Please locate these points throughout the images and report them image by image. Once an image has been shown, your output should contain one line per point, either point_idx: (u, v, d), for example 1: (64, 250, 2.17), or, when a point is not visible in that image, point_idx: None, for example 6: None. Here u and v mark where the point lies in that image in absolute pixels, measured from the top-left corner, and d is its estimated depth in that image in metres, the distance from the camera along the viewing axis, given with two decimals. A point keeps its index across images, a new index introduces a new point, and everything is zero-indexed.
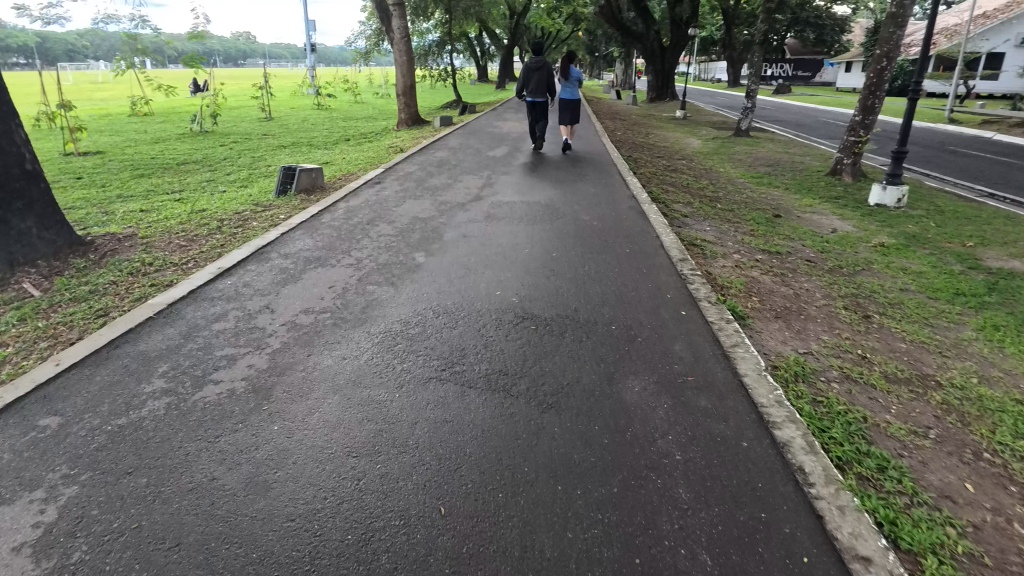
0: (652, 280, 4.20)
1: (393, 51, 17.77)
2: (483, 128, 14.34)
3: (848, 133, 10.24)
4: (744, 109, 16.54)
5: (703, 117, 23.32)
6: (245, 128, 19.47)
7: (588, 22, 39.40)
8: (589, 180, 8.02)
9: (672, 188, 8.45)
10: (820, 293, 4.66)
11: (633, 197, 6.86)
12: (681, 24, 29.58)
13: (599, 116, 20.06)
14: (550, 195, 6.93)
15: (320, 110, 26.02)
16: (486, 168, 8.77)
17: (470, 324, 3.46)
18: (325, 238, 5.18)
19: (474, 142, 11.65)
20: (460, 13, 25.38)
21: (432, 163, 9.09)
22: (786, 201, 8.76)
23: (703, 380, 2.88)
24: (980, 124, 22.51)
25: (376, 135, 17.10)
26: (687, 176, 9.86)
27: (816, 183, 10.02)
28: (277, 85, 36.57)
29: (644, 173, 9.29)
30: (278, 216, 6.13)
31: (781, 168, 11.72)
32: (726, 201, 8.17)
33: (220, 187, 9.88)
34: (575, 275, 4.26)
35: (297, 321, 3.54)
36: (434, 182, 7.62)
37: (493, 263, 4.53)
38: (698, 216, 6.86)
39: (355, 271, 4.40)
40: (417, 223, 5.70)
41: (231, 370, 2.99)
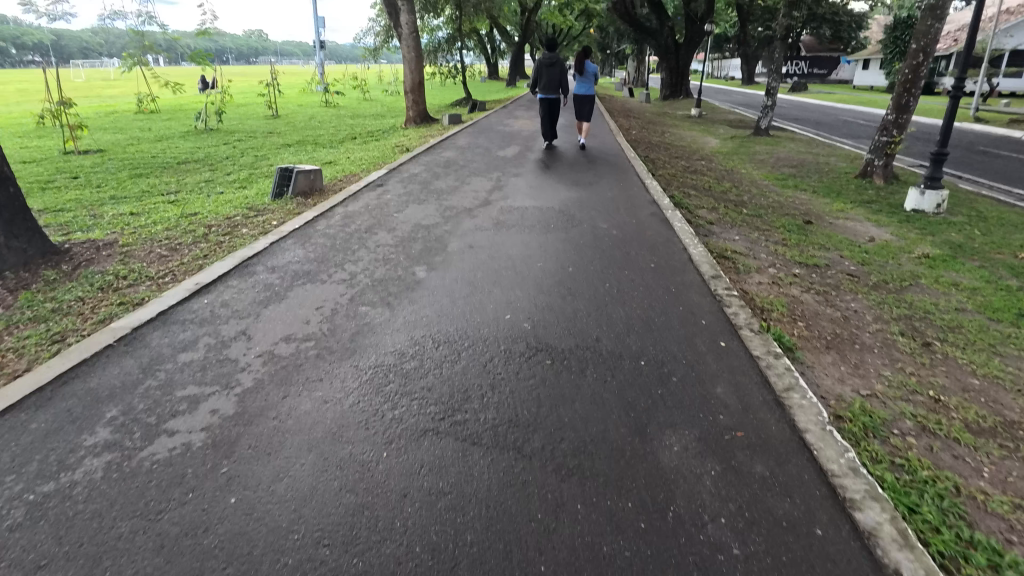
0: (683, 302, 3.69)
1: (401, 47, 17.31)
2: (493, 126, 13.85)
3: (879, 133, 9.65)
4: (764, 107, 15.90)
5: (720, 116, 22.67)
6: (250, 126, 19.11)
7: (600, 19, 38.78)
8: (606, 182, 7.50)
9: (694, 190, 7.90)
10: (870, 316, 4.12)
11: (655, 203, 6.34)
12: (696, 20, 28.93)
13: (613, 114, 19.50)
14: (564, 199, 6.43)
15: (328, 108, 25.61)
16: (496, 169, 8.28)
17: (475, 358, 2.97)
18: (317, 248, 4.72)
19: (484, 140, 11.16)
20: (471, 9, 24.91)
21: (439, 164, 8.61)
22: (815, 205, 8.21)
23: (756, 438, 2.37)
24: (1008, 123, 21.69)
25: (383, 133, 16.67)
26: (708, 177, 9.31)
27: (846, 186, 9.43)
28: (286, 82, 36.28)
29: (663, 175, 8.76)
30: (270, 222, 5.68)
31: (806, 169, 11.13)
32: (752, 206, 7.63)
33: (218, 187, 9.46)
34: (594, 295, 3.76)
35: (275, 352, 3.06)
36: (439, 184, 7.14)
37: (503, 279, 4.04)
38: (724, 223, 6.33)
39: (347, 288, 3.92)
40: (419, 231, 5.23)
41: (191, 417, 2.51)
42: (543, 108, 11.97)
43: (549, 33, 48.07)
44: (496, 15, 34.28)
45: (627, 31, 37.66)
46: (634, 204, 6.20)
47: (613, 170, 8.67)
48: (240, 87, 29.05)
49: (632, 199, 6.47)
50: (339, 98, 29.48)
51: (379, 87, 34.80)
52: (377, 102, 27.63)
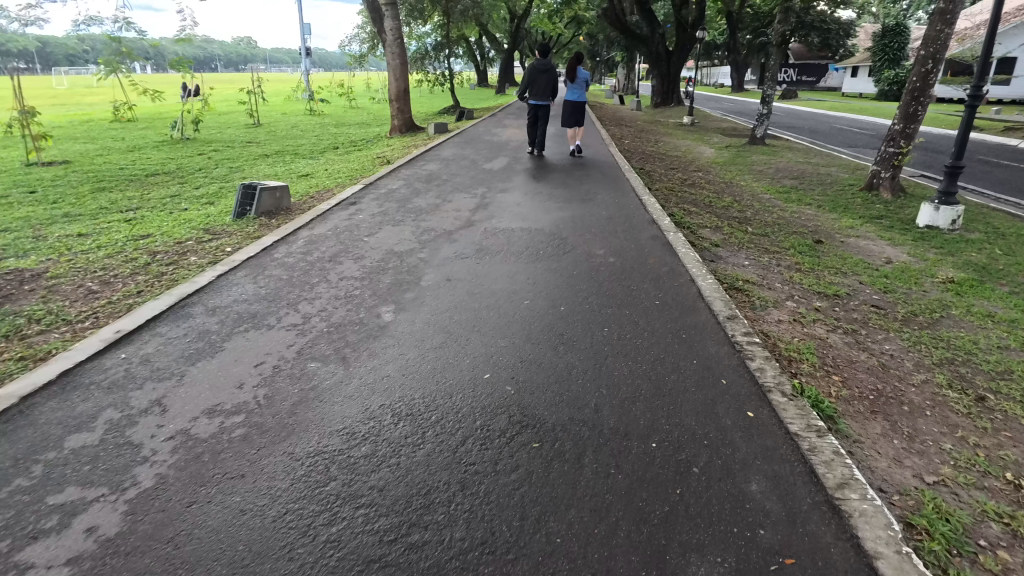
0: (696, 353, 3.10)
1: (385, 53, 16.72)
2: (480, 136, 13.28)
3: (885, 144, 9.17)
4: (760, 115, 15.44)
5: (712, 124, 22.23)
6: (230, 135, 18.44)
7: (590, 26, 38.44)
8: (600, 198, 6.93)
9: (694, 207, 7.35)
10: (911, 363, 3.55)
11: (654, 223, 5.76)
12: (687, 27, 28.62)
13: (605, 122, 19.00)
14: (555, 219, 5.84)
15: (312, 116, 24.93)
16: (482, 183, 7.69)
17: (443, 440, 2.36)
18: (270, 283, 4.10)
19: (470, 151, 10.58)
20: (458, 16, 24.43)
21: (420, 178, 8.00)
22: (823, 221, 7.68)
23: (812, 568, 1.78)
24: (1003, 131, 21.39)
25: (366, 143, 16.07)
26: (708, 191, 8.77)
27: (852, 199, 8.92)
28: (271, 90, 35.59)
29: (660, 189, 8.21)
30: (223, 249, 5.04)
31: (808, 181, 10.63)
32: (757, 223, 7.09)
33: (183, 204, 8.78)
34: (591, 345, 3.16)
35: (191, 434, 2.43)
36: (418, 203, 6.52)
37: (484, 323, 3.43)
38: (730, 245, 5.77)
39: (298, 336, 3.30)
40: (391, 259, 4.62)
41: (58, 542, 1.88)
42: (532, 116, 11.43)
43: (539, 40, 47.65)
44: (485, 22, 33.84)
45: (617, 39, 37.35)
46: (632, 224, 5.63)
47: (607, 183, 8.11)
48: (223, 95, 28.27)
49: (630, 219, 5.89)
50: (325, 107, 28.81)
51: (366, 95, 34.16)
52: (363, 110, 26.98)
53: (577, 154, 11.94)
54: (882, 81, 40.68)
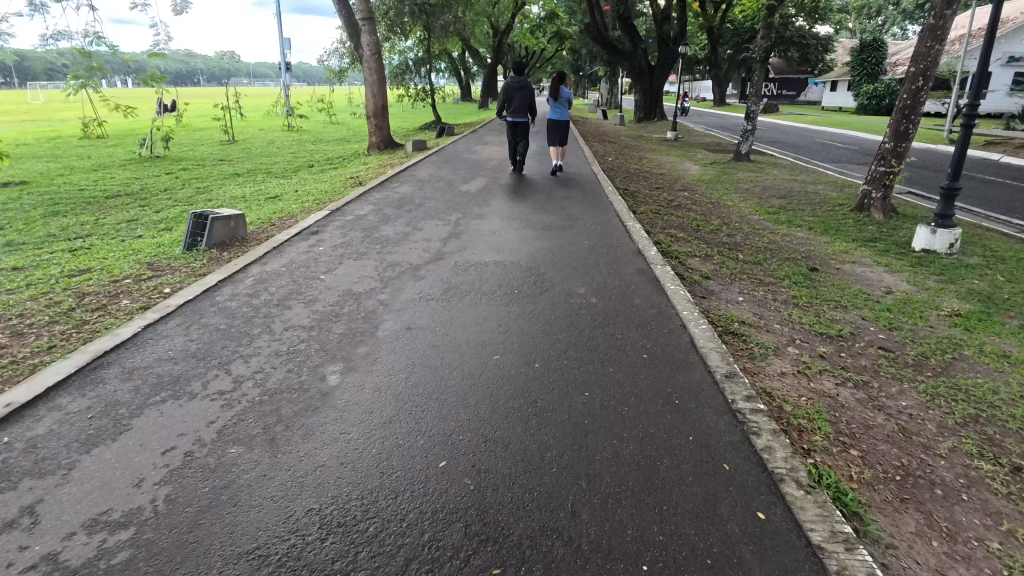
0: (693, 427, 2.63)
1: (362, 69, 16.31)
2: (459, 154, 12.86)
3: (875, 163, 8.90)
4: (744, 131, 15.21)
5: (696, 139, 22.07)
6: (202, 153, 17.84)
7: (573, 41, 38.43)
8: (582, 222, 6.50)
9: (682, 231, 6.95)
10: (932, 425, 3.12)
11: (640, 253, 5.33)
12: (669, 43, 28.61)
13: (588, 138, 18.71)
14: (533, 249, 5.40)
15: (290, 133, 24.40)
16: (457, 208, 7.23)
17: (379, 568, 1.86)
18: (205, 335, 3.58)
19: (447, 171, 10.14)
20: (440, 31, 24.14)
21: (392, 202, 7.54)
22: (815, 245, 7.32)
23: None
24: (983, 146, 21.48)
25: (343, 161, 15.60)
26: (694, 213, 8.42)
27: (843, 220, 8.61)
28: (250, 105, 34.99)
29: (645, 211, 7.82)
30: (161, 290, 4.50)
31: (796, 200, 10.34)
32: (748, 249, 6.71)
33: (138, 230, 8.20)
34: (570, 418, 2.69)
35: (60, 562, 1.91)
36: (386, 232, 6.03)
37: (446, 388, 2.94)
38: (722, 276, 5.37)
39: (223, 408, 2.79)
40: (347, 302, 4.12)
41: None
42: (512, 135, 11.07)
43: (521, 55, 47.64)
44: (467, 37, 33.69)
45: (600, 54, 37.40)
46: (616, 255, 5.22)
47: (589, 205, 7.70)
48: (198, 112, 27.68)
49: (614, 248, 5.46)
50: (304, 123, 28.30)
51: (346, 110, 33.69)
52: (343, 126, 26.49)
53: (558, 172, 11.61)
54: (861, 95, 41.14)
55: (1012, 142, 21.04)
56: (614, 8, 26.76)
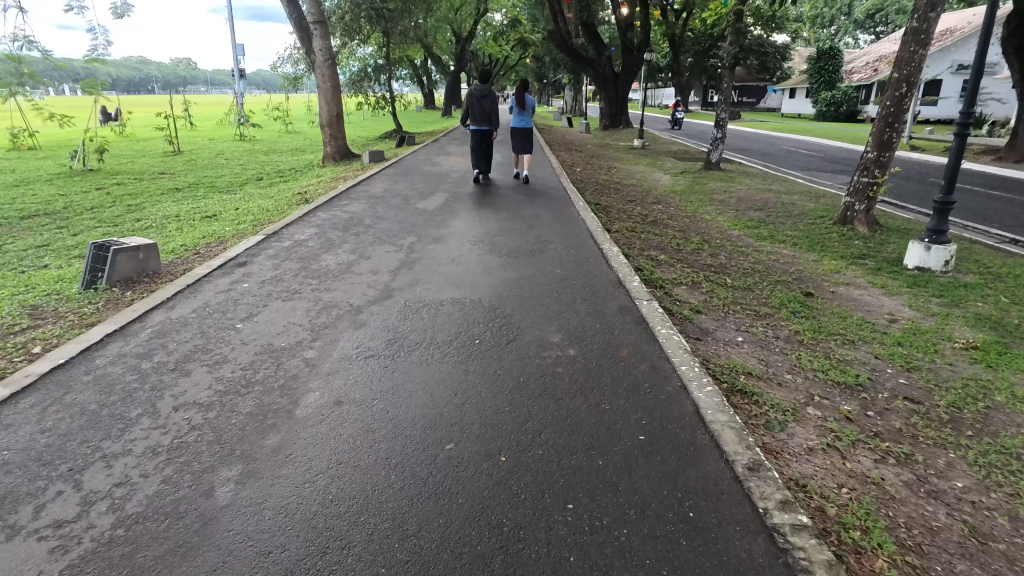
0: (719, 564, 1.90)
1: (315, 75, 15.36)
2: (419, 166, 12.06)
3: (858, 174, 8.45)
4: (714, 139, 14.80)
5: (663, 147, 21.74)
6: (141, 165, 16.57)
7: (536, 48, 37.98)
8: (553, 244, 5.78)
9: (663, 252, 6.29)
10: (1006, 520, 2.45)
11: (622, 284, 4.63)
12: (633, 50, 28.40)
13: (554, 147, 18.09)
14: (498, 282, 4.65)
15: (241, 142, 23.16)
16: (412, 229, 6.44)
17: None
18: (62, 423, 2.70)
19: (403, 185, 9.33)
20: (399, 36, 23.29)
21: (338, 224, 6.68)
22: (803, 264, 6.77)
23: None
24: (944, 152, 21.65)
25: (296, 174, 14.62)
26: (673, 229, 7.80)
27: (827, 234, 8.12)
28: (201, 114, 33.47)
29: (620, 229, 7.15)
30: (31, 349, 3.57)
31: (774, 212, 9.85)
32: (735, 272, 6.09)
33: (44, 259, 7.14)
34: (549, 556, 1.92)
35: None
36: (327, 262, 5.20)
37: (378, 506, 2.14)
38: (714, 308, 4.71)
39: (52, 556, 1.94)
40: (266, 363, 3.29)
41: None
42: (476, 145, 10.36)
43: (485, 63, 47.12)
44: (429, 44, 32.92)
45: (564, 61, 37.09)
46: (594, 289, 4.49)
47: (559, 222, 7.00)
48: (143, 121, 26.10)
49: (592, 279, 4.74)
50: (258, 133, 27.02)
51: (303, 119, 32.45)
52: (299, 135, 25.34)
53: (524, 182, 11.08)
54: (820, 101, 41.97)
55: (971, 148, 21.25)
56: (578, 15, 26.37)
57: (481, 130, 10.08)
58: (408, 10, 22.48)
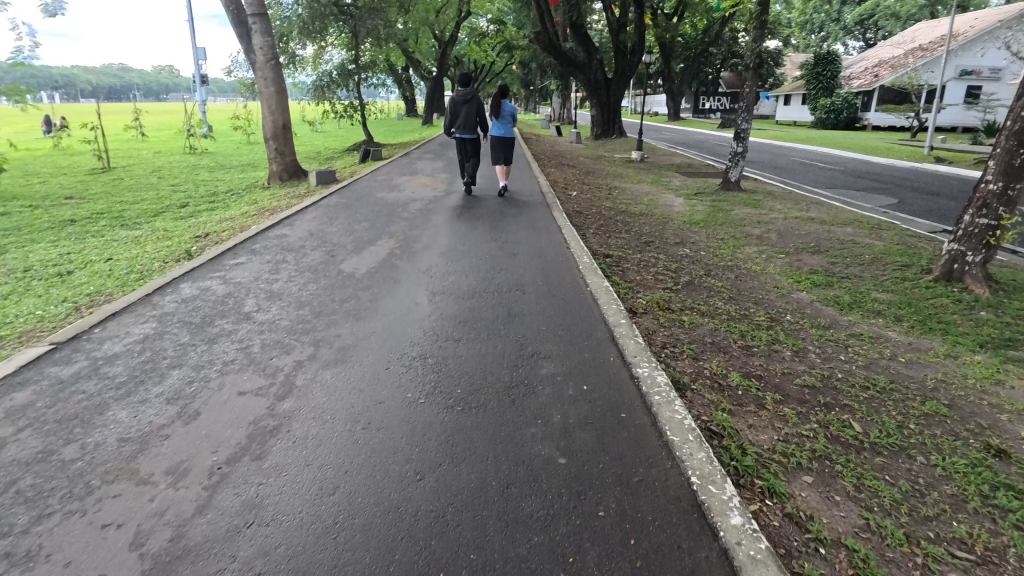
0: None
1: (256, 78, 12.75)
2: (371, 192, 9.50)
3: (969, 212, 6.07)
4: (733, 154, 12.46)
5: (663, 160, 19.39)
6: (49, 187, 13.83)
7: (522, 53, 35.80)
8: (548, 367, 3.24)
9: (730, 364, 3.79)
10: None
11: (704, 521, 2.09)
12: (627, 53, 26.13)
13: (543, 162, 15.66)
14: (431, 515, 2.11)
15: (190, 156, 20.47)
16: (313, 326, 3.87)
17: None
18: None
19: (337, 226, 6.78)
20: (368, 38, 20.85)
21: (198, 312, 4.12)
22: (939, 368, 4.32)
23: None
24: (974, 164, 19.52)
25: (229, 198, 12.00)
26: (721, 298, 5.34)
27: (935, 301, 5.71)
28: (158, 123, 30.64)
29: (650, 307, 4.64)
30: None
31: (837, 256, 7.43)
32: (853, 399, 3.62)
33: None
34: None
35: None
36: (106, 433, 2.63)
37: None
38: (899, 557, 2.21)
39: None
40: None
41: None
42: (461, 154, 9.63)
43: (468, 69, 44.76)
44: (406, 47, 30.43)
45: (552, 65, 34.80)
46: (648, 547, 1.97)
47: (553, 294, 4.47)
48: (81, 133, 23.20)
49: (638, 501, 2.19)
50: (213, 145, 24.26)
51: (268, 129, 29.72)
52: (259, 146, 22.72)
53: (506, 193, 9.86)
54: (818, 108, 39.68)
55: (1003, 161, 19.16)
56: (566, 16, 24.04)
57: (467, 140, 9.42)
58: (378, 8, 20.01)
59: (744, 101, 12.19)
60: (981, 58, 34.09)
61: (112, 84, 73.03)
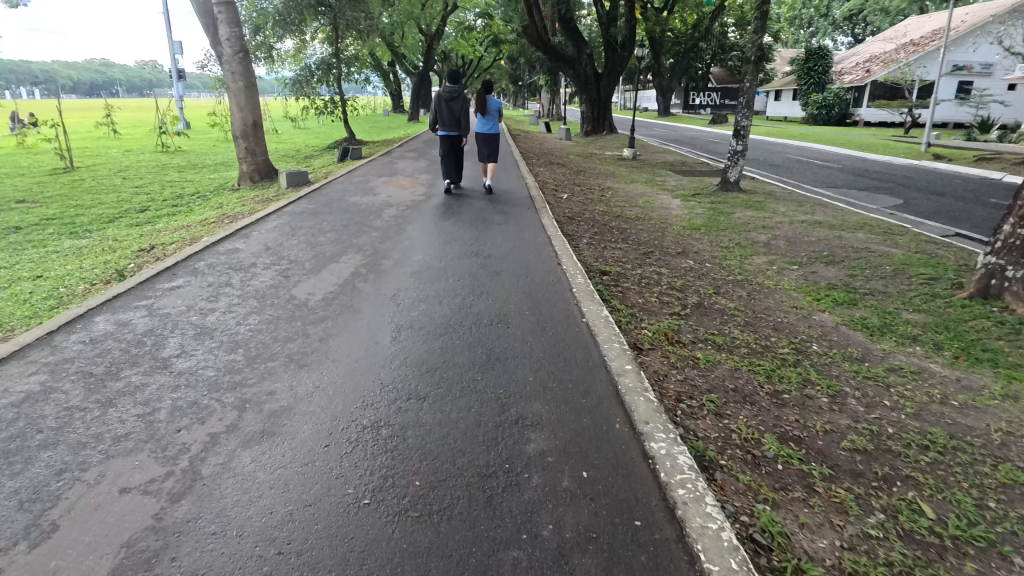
0: None
1: (223, 72, 11.87)
2: (344, 196, 8.72)
3: (1010, 222, 5.46)
4: (733, 153, 11.79)
5: (656, 158, 18.73)
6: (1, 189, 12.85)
7: (509, 47, 35.00)
8: (536, 442, 2.50)
9: (759, 423, 3.07)
10: None
11: None
12: (618, 48, 25.42)
13: (532, 161, 14.92)
14: None
15: (162, 154, 19.50)
16: (243, 378, 3.10)
17: None
18: None
19: (299, 239, 6.00)
20: (349, 32, 19.95)
21: (104, 357, 3.34)
22: (1003, 415, 3.61)
23: None
24: (974, 161, 19.01)
25: (194, 201, 11.15)
26: (736, 323, 4.62)
27: (975, 322, 5.04)
28: (133, 120, 29.53)
29: (658, 341, 3.91)
30: None
31: (856, 267, 6.75)
32: (916, 468, 2.89)
33: None
34: None
35: None
36: None
37: None
38: None
39: None
40: None
41: None
42: (444, 153, 8.89)
43: (455, 64, 43.86)
44: (391, 42, 29.54)
45: (540, 60, 34.09)
46: None
47: (542, 329, 3.72)
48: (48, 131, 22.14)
49: None
50: (188, 142, 23.27)
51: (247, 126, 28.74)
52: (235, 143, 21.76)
53: (492, 194, 9.15)
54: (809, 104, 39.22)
55: (1003, 157, 18.68)
56: (555, 10, 23.26)
57: (450, 138, 8.67)
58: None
59: (744, 97, 11.41)
60: (973, 53, 33.68)
61: (94, 81, 71.57)
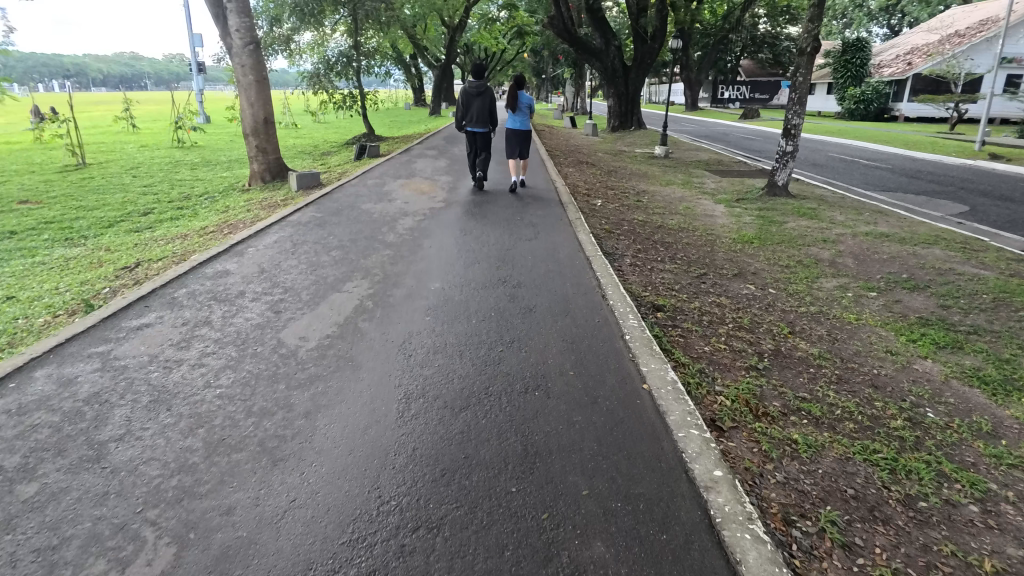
0: None
1: (233, 64, 11.15)
2: (357, 202, 7.93)
3: None
4: (782, 153, 10.79)
5: (688, 156, 17.69)
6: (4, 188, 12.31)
7: (532, 39, 33.97)
8: None
9: (909, 566, 2.18)
10: None
11: None
12: (648, 39, 24.31)
13: (560, 159, 14.03)
14: None
15: (176, 149, 18.97)
16: (198, 480, 2.30)
17: None
18: None
19: (300, 258, 5.20)
20: (369, 23, 19.15)
21: (23, 440, 2.56)
22: None
23: None
24: None
25: (200, 203, 10.45)
26: (827, 380, 3.72)
27: None
28: (152, 114, 29.11)
29: (740, 415, 3.04)
30: None
31: (946, 294, 5.78)
32: None
33: None
34: None
35: None
36: None
37: None
38: None
39: None
40: None
41: None
42: (472, 150, 8.16)
43: (478, 57, 42.90)
44: (412, 34, 28.75)
45: (566, 52, 33.03)
46: None
47: (593, 402, 2.86)
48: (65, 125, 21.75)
49: None
50: (204, 137, 22.75)
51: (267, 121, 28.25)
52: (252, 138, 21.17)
53: (521, 192, 8.65)
54: (845, 99, 37.48)
55: None
56: None
57: (478, 135, 7.90)
58: None
59: (796, 92, 10.34)
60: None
61: (123, 73, 72.04)
